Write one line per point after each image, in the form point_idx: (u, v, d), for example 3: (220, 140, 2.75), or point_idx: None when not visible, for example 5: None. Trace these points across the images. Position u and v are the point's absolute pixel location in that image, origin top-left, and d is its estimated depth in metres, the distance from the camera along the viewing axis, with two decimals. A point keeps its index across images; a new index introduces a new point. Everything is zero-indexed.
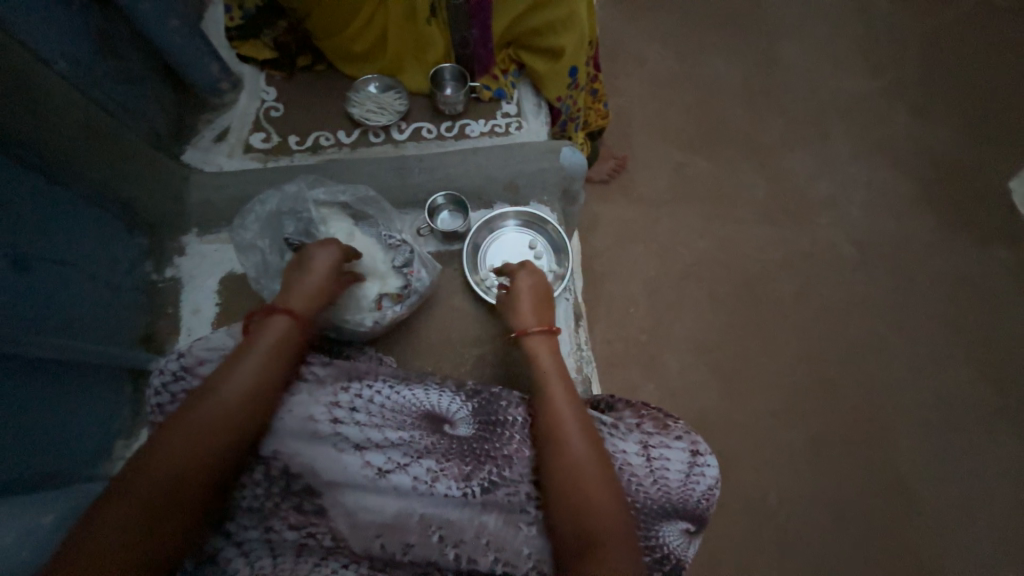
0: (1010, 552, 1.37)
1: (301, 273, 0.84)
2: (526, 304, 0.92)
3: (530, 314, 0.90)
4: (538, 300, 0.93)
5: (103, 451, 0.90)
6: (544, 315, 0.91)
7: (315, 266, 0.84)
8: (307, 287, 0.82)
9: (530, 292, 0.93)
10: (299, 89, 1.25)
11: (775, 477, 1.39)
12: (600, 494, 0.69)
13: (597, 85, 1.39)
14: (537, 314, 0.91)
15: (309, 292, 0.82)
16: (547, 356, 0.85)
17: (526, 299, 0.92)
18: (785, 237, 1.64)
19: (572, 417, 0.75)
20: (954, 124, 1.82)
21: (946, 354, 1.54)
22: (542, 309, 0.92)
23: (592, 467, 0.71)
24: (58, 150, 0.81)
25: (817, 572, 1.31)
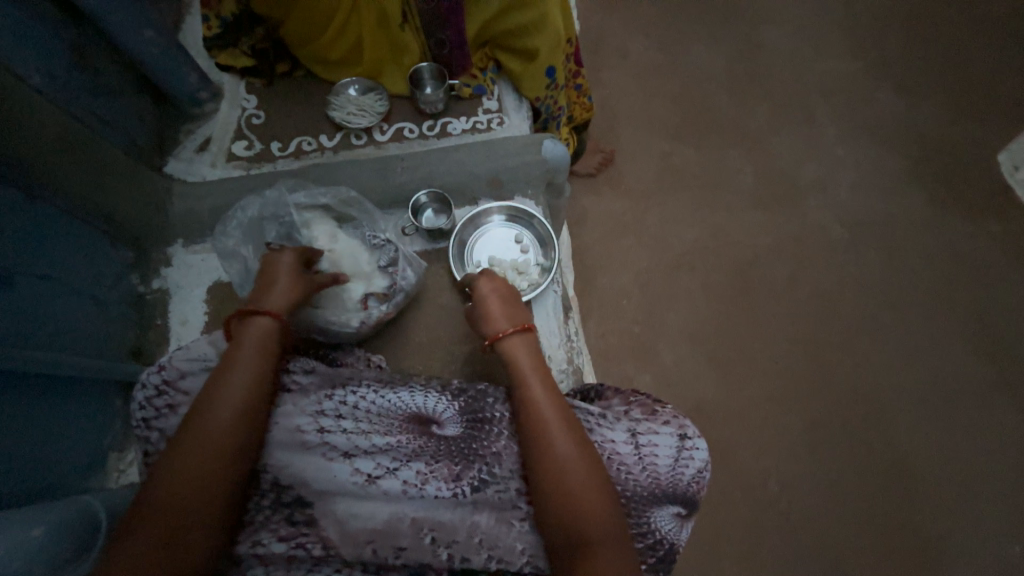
0: (1014, 526, 1.37)
1: (271, 278, 0.83)
2: (498, 310, 0.87)
3: (499, 317, 0.86)
4: (506, 304, 0.88)
5: (96, 466, 0.90)
6: (516, 316, 0.86)
7: (284, 269, 0.84)
8: (278, 289, 0.81)
9: (498, 298, 0.88)
10: (278, 95, 1.25)
11: (774, 463, 1.38)
12: (590, 494, 0.68)
13: (580, 79, 1.38)
14: (506, 317, 0.86)
15: (281, 293, 0.81)
16: (524, 355, 0.81)
17: (496, 307, 0.87)
18: (776, 221, 1.64)
19: (555, 417, 0.73)
20: (943, 101, 1.82)
21: (941, 331, 1.54)
22: (511, 311, 0.87)
23: (580, 463, 0.70)
24: (39, 165, 0.81)
25: (819, 553, 1.31)
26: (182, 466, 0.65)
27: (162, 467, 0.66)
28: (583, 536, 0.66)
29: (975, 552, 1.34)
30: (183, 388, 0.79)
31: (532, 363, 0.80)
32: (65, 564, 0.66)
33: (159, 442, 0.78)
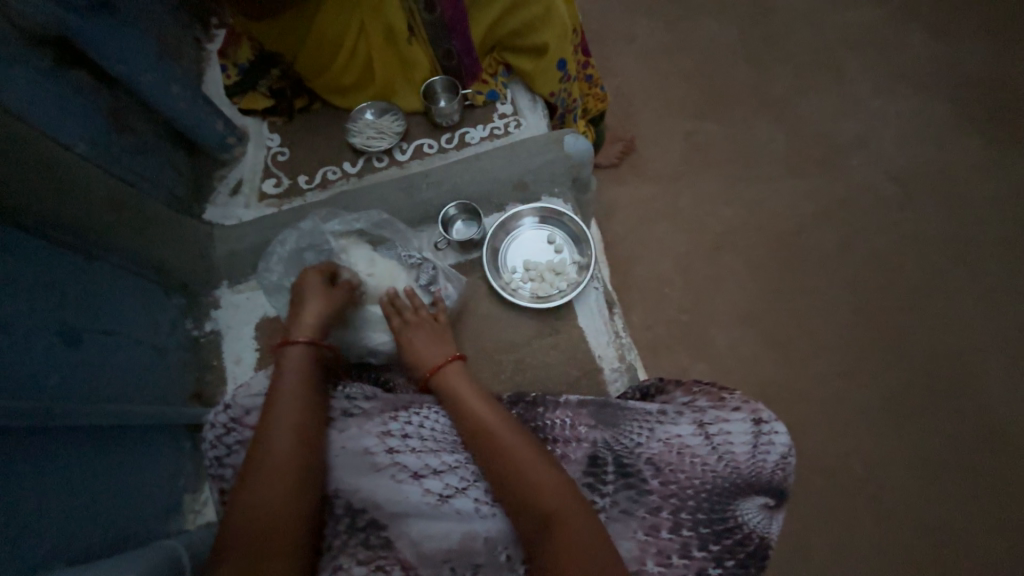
0: None
1: (305, 297, 0.87)
2: (423, 336, 0.88)
3: (422, 348, 0.86)
4: (426, 331, 0.89)
5: (174, 508, 0.93)
6: (443, 348, 0.87)
7: (313, 288, 0.88)
8: (314, 306, 0.86)
9: (418, 324, 0.89)
10: (299, 129, 1.28)
11: (852, 442, 1.29)
12: (564, 503, 0.65)
13: (591, 70, 1.35)
14: (433, 348, 0.86)
15: (315, 309, 0.86)
16: (456, 377, 0.81)
17: (425, 333, 0.89)
18: (818, 186, 1.55)
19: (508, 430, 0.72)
20: (983, 33, 1.69)
21: (1019, 279, 1.41)
22: (437, 342, 0.88)
23: (543, 470, 0.68)
24: (92, 226, 0.85)
25: (916, 533, 1.22)
26: (264, 497, 0.67)
27: (244, 499, 0.67)
28: (547, 514, 0.64)
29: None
30: (250, 424, 0.80)
31: (466, 381, 0.81)
32: None
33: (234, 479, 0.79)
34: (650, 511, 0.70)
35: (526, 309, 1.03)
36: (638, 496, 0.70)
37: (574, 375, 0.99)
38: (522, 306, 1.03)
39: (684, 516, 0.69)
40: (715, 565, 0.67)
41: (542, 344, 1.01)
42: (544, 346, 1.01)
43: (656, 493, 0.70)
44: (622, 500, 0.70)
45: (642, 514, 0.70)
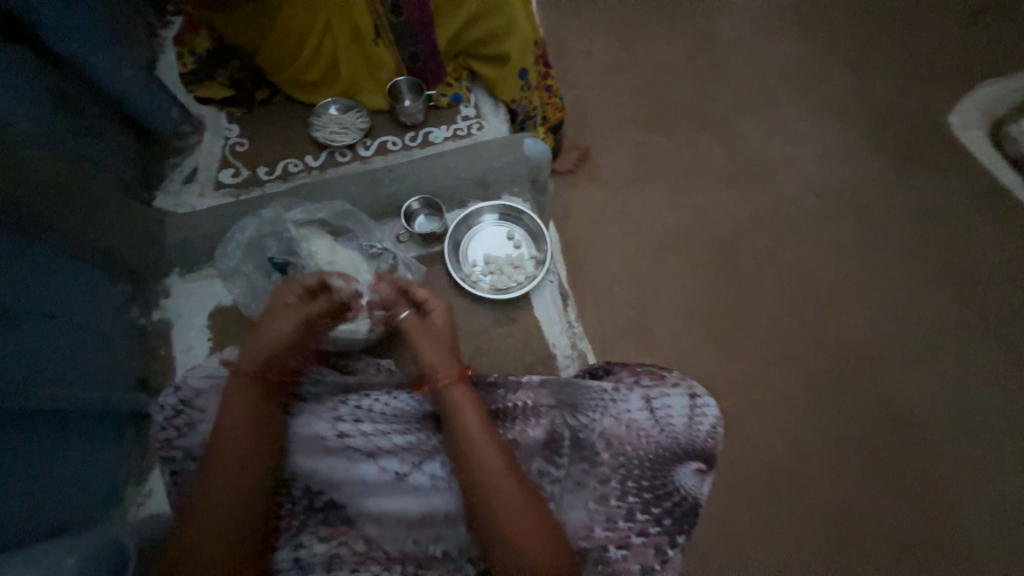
0: (1014, 458, 1.41)
1: (273, 318, 0.82)
2: (431, 337, 0.87)
3: (430, 355, 0.84)
4: (430, 333, 0.87)
5: (116, 496, 0.90)
6: (450, 357, 0.84)
7: (283, 306, 0.83)
8: (277, 331, 0.81)
9: (420, 327, 0.88)
10: (260, 122, 1.28)
11: (778, 425, 1.43)
12: (509, 494, 0.68)
13: (550, 81, 1.44)
14: (442, 355, 0.84)
15: (279, 333, 0.81)
16: (450, 389, 0.78)
17: (434, 336, 0.87)
18: (751, 196, 1.71)
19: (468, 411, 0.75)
20: (891, 68, 1.90)
21: (917, 282, 1.60)
22: (445, 349, 0.86)
23: (496, 462, 0.70)
24: (40, 210, 0.82)
25: (832, 506, 1.35)
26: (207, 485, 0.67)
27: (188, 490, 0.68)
28: (495, 508, 0.67)
29: (981, 490, 1.38)
30: (200, 407, 0.79)
31: (466, 396, 0.78)
32: None
33: (185, 461, 0.78)
34: (600, 481, 0.76)
35: (484, 300, 1.09)
36: (590, 468, 0.77)
37: (529, 361, 1.05)
38: (482, 297, 1.08)
39: (630, 484, 0.76)
40: (654, 527, 0.74)
41: (499, 333, 1.07)
42: (500, 334, 1.07)
43: (606, 464, 0.77)
44: (575, 472, 0.77)
45: (594, 484, 0.76)
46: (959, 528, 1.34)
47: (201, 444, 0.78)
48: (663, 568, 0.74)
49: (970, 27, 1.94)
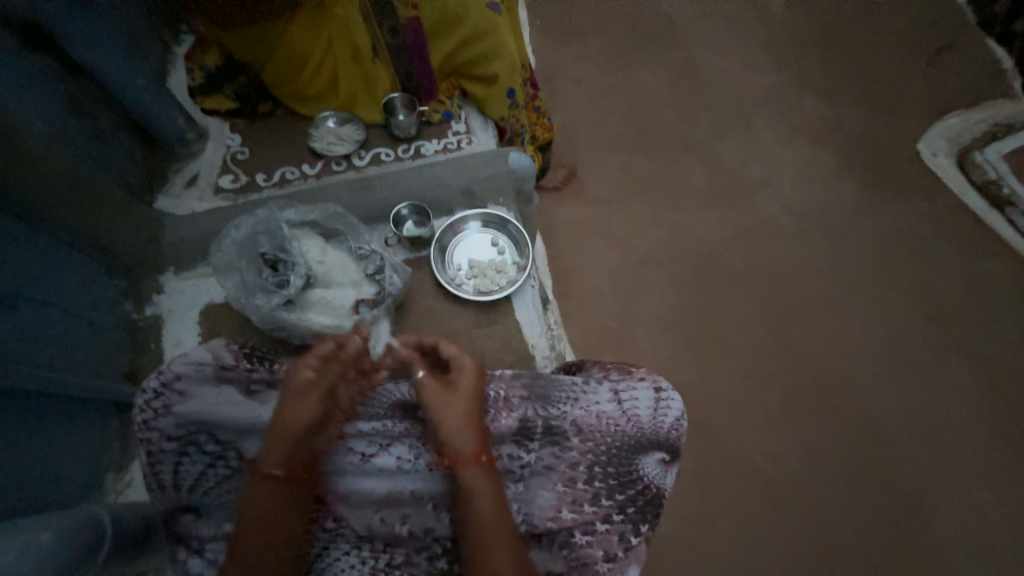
0: (985, 471, 1.44)
1: (297, 393, 0.79)
2: (453, 403, 0.79)
3: (455, 429, 0.77)
4: (452, 399, 0.79)
5: (95, 485, 0.94)
6: (477, 431, 0.78)
7: (302, 384, 0.80)
8: (302, 410, 0.78)
9: (439, 391, 0.80)
10: (260, 132, 1.35)
11: (756, 435, 1.46)
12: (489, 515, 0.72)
13: (538, 102, 1.52)
14: (466, 428, 0.77)
15: (303, 411, 0.78)
16: (474, 472, 0.75)
17: (458, 403, 0.79)
18: (729, 215, 1.79)
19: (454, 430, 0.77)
20: (862, 99, 2.02)
21: (890, 299, 1.65)
22: (471, 421, 0.78)
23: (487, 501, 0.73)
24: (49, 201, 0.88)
25: (808, 517, 1.37)
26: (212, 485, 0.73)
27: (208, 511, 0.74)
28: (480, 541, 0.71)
29: (953, 504, 1.40)
30: (180, 390, 0.83)
31: (487, 485, 0.75)
32: (77, 566, 0.72)
33: (161, 442, 0.81)
34: (569, 466, 0.80)
35: (467, 301, 1.13)
36: (560, 453, 0.81)
37: (508, 361, 1.09)
38: (465, 298, 1.13)
39: (596, 470, 0.79)
40: (618, 513, 0.78)
41: (480, 334, 1.11)
42: (480, 336, 1.11)
43: (576, 450, 0.80)
44: (546, 456, 0.81)
45: (563, 468, 0.80)
46: (931, 538, 1.37)
47: (176, 427, 0.81)
48: (627, 555, 0.77)
49: (935, 64, 2.07)
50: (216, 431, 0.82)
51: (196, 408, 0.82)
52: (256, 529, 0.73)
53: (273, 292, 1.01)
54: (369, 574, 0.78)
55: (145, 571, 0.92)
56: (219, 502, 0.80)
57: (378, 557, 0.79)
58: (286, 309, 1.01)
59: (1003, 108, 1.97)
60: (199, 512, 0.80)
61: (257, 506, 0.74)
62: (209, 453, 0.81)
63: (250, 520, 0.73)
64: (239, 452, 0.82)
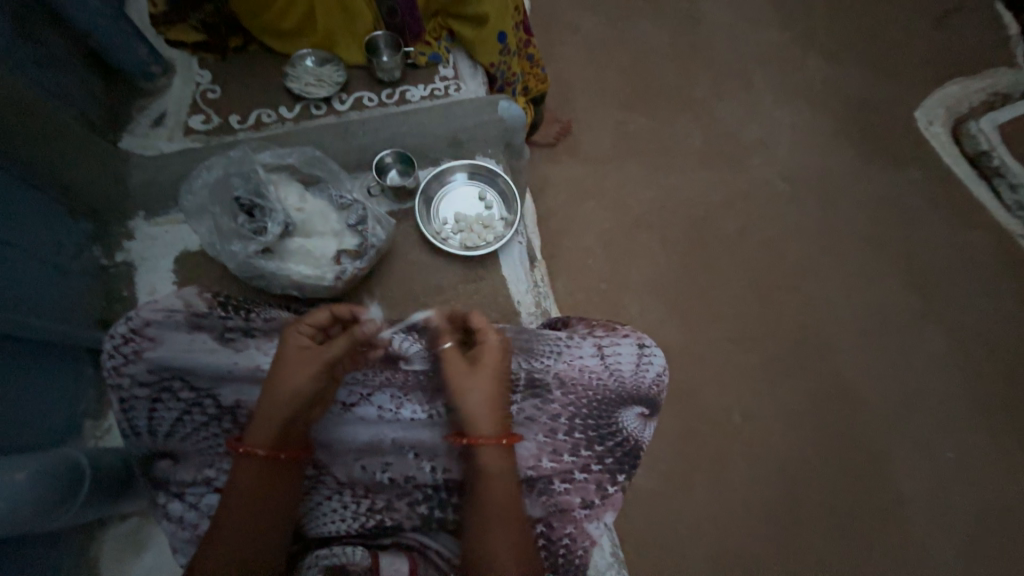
0: (949, 435, 1.49)
1: (289, 368, 0.74)
2: (478, 381, 0.75)
3: (478, 410, 0.74)
4: (476, 375, 0.75)
5: (73, 433, 0.92)
6: (498, 414, 0.74)
7: (292, 356, 0.75)
8: (294, 385, 0.73)
9: (464, 367, 0.76)
10: (232, 69, 1.25)
11: (734, 397, 1.50)
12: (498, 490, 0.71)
13: (532, 50, 1.42)
14: (487, 410, 0.74)
15: (296, 386, 0.73)
16: (491, 454, 0.72)
17: (479, 381, 0.75)
18: (723, 180, 1.75)
19: (477, 405, 0.74)
20: (866, 61, 1.95)
21: (875, 269, 1.66)
22: (493, 404, 0.74)
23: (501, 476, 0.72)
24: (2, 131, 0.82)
25: (778, 473, 1.43)
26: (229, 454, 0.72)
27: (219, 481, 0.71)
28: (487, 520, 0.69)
29: (917, 465, 1.46)
30: (151, 335, 0.81)
31: (503, 467, 0.73)
32: (52, 507, 0.72)
33: (132, 387, 0.79)
34: (550, 417, 0.81)
35: (453, 256, 1.10)
36: (542, 404, 0.81)
37: (495, 318, 1.08)
38: (451, 253, 1.10)
39: (577, 422, 0.81)
40: (596, 463, 0.80)
41: (466, 290, 1.09)
42: (466, 292, 1.09)
43: (557, 402, 0.81)
44: (528, 408, 0.81)
45: (544, 420, 0.81)
46: (894, 495, 1.43)
47: (148, 372, 0.79)
48: (603, 502, 0.80)
49: (941, 27, 1.99)
50: (190, 378, 0.80)
51: (169, 353, 0.80)
52: (248, 505, 0.70)
53: (250, 239, 0.96)
54: (351, 519, 0.79)
55: (129, 516, 0.92)
56: (196, 448, 0.79)
57: (360, 502, 0.80)
58: (262, 258, 0.96)
59: (1008, 76, 1.91)
60: (176, 458, 0.79)
61: (244, 480, 0.71)
62: (184, 400, 0.79)
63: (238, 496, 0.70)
64: (217, 400, 0.80)
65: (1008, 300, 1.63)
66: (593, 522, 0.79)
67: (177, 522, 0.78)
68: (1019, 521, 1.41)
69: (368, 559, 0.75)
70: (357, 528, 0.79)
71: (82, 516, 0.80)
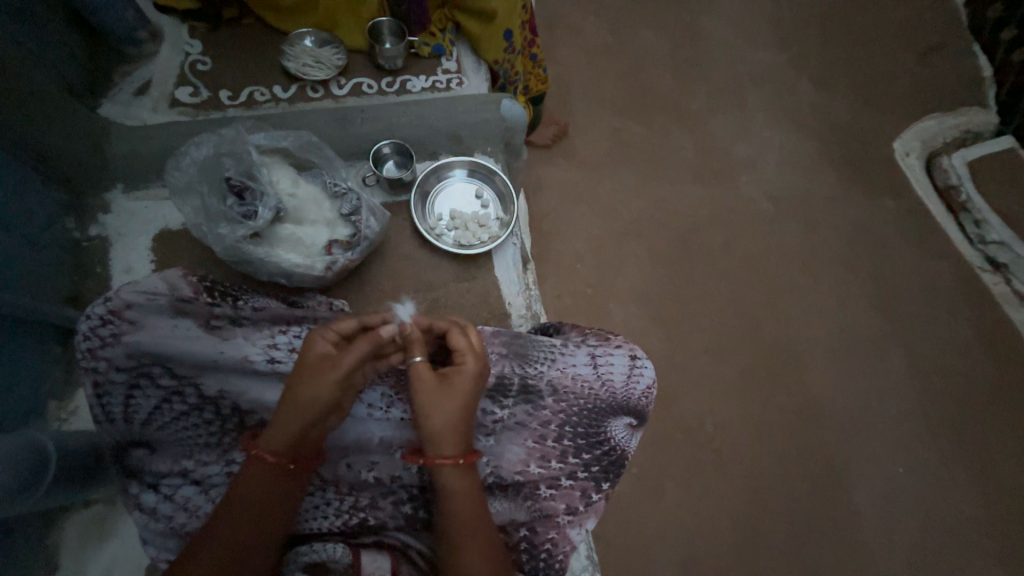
0: (907, 453, 1.56)
1: (310, 375, 0.70)
2: (445, 403, 0.70)
3: (443, 433, 0.70)
4: (442, 396, 0.71)
5: (36, 414, 0.88)
6: (461, 435, 0.71)
7: (319, 363, 0.71)
8: (315, 394, 0.70)
9: (433, 387, 0.71)
10: (224, 41, 1.20)
11: (708, 406, 1.54)
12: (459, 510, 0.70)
13: (536, 49, 1.38)
14: (451, 431, 0.70)
15: (318, 395, 0.69)
16: (451, 474, 0.70)
17: (449, 403, 0.70)
18: (711, 193, 1.79)
19: (444, 427, 0.70)
20: (853, 89, 2.02)
21: (848, 290, 1.73)
22: (458, 425, 0.71)
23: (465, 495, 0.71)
24: None
25: (745, 482, 1.48)
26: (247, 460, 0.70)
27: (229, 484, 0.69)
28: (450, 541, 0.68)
29: (874, 480, 1.53)
30: (132, 318, 0.77)
31: (468, 487, 0.71)
32: (14, 492, 0.70)
33: (109, 372, 0.75)
34: (540, 423, 0.81)
35: (446, 252, 1.09)
36: (533, 411, 0.82)
37: (484, 318, 1.07)
38: (445, 250, 1.09)
39: (566, 430, 0.81)
40: (582, 471, 0.81)
41: (458, 288, 1.08)
42: (459, 290, 1.08)
43: (548, 409, 0.82)
44: (519, 413, 0.81)
45: (534, 426, 0.81)
46: (852, 508, 1.49)
47: (127, 357, 0.76)
48: (586, 509, 0.81)
49: (923, 63, 2.08)
50: (172, 365, 0.77)
51: (150, 339, 0.76)
52: (247, 506, 0.67)
53: (239, 223, 0.93)
54: (333, 516, 0.78)
55: (95, 501, 0.89)
56: (174, 438, 0.76)
57: (342, 500, 0.79)
58: (249, 243, 0.93)
59: (982, 115, 2.01)
60: (152, 447, 0.76)
61: (253, 486, 0.68)
62: (164, 387, 0.76)
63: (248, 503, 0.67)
64: (200, 390, 0.78)
65: (966, 327, 1.71)
66: (575, 528, 0.80)
67: (149, 514, 0.75)
68: (962, 536, 1.49)
69: (348, 556, 0.73)
70: (339, 526, 0.78)
71: (46, 502, 0.77)
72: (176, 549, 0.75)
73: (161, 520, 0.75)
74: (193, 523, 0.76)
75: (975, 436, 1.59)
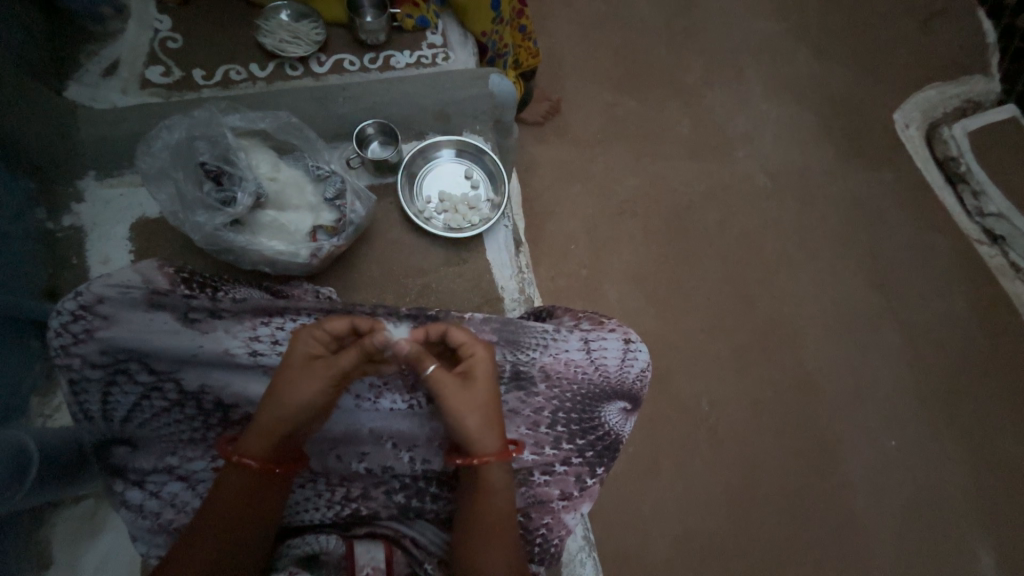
0: (900, 427, 1.57)
1: (295, 374, 0.69)
2: (473, 398, 0.70)
3: (478, 430, 0.69)
4: (469, 392, 0.70)
5: (17, 412, 0.87)
6: (499, 427, 0.71)
7: (297, 367, 0.70)
8: (302, 395, 0.68)
9: (456, 385, 0.70)
10: (196, 17, 1.14)
11: (704, 385, 1.54)
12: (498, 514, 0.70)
13: (525, 20, 1.30)
14: (486, 427, 0.70)
15: (304, 399, 0.68)
16: (495, 471, 0.70)
17: (477, 399, 0.70)
18: (708, 169, 1.75)
19: (473, 420, 0.69)
20: (854, 58, 1.96)
21: (845, 266, 1.71)
22: (491, 421, 0.70)
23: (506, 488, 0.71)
24: None
25: (738, 459, 1.49)
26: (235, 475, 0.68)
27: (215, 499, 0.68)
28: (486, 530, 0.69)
29: (867, 455, 1.54)
30: (104, 313, 0.74)
31: (505, 481, 0.71)
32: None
33: (85, 368, 0.73)
34: (533, 410, 0.80)
35: (437, 237, 1.06)
36: (525, 397, 0.80)
37: (476, 303, 1.05)
38: (434, 234, 1.06)
39: (560, 416, 0.80)
40: (576, 456, 0.81)
41: (448, 272, 1.06)
42: (450, 274, 1.06)
43: (542, 395, 0.81)
44: (512, 400, 0.80)
45: (527, 413, 0.80)
46: (844, 483, 1.51)
47: (102, 354, 0.74)
48: (581, 493, 0.81)
49: (927, 29, 2.01)
50: (151, 361, 0.75)
51: (124, 334, 0.74)
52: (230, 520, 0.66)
53: (217, 209, 0.89)
54: (326, 507, 0.78)
55: (84, 497, 0.88)
56: (156, 434, 0.75)
57: (335, 491, 0.79)
58: (228, 231, 0.90)
59: (983, 85, 1.96)
60: (134, 445, 0.75)
61: (238, 493, 0.68)
62: (142, 383, 0.75)
63: (227, 506, 0.67)
64: (180, 385, 0.76)
65: (961, 302, 1.70)
66: (569, 513, 0.81)
67: (137, 510, 0.74)
68: (949, 507, 1.52)
69: (342, 547, 0.73)
70: (332, 517, 0.79)
71: (31, 500, 0.77)
72: (166, 544, 0.75)
73: (148, 518, 0.75)
74: (181, 518, 0.75)
75: (966, 409, 1.60)
